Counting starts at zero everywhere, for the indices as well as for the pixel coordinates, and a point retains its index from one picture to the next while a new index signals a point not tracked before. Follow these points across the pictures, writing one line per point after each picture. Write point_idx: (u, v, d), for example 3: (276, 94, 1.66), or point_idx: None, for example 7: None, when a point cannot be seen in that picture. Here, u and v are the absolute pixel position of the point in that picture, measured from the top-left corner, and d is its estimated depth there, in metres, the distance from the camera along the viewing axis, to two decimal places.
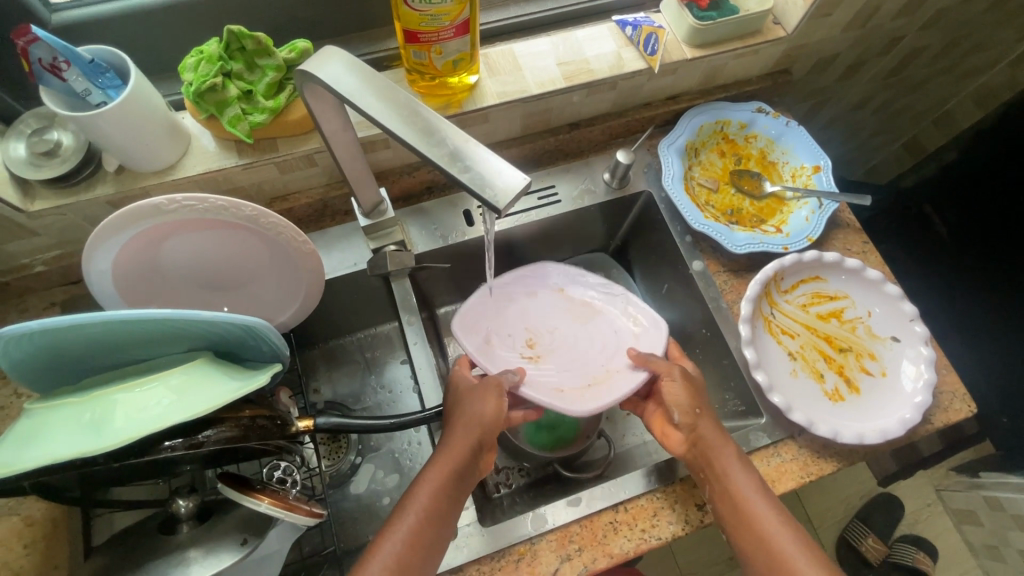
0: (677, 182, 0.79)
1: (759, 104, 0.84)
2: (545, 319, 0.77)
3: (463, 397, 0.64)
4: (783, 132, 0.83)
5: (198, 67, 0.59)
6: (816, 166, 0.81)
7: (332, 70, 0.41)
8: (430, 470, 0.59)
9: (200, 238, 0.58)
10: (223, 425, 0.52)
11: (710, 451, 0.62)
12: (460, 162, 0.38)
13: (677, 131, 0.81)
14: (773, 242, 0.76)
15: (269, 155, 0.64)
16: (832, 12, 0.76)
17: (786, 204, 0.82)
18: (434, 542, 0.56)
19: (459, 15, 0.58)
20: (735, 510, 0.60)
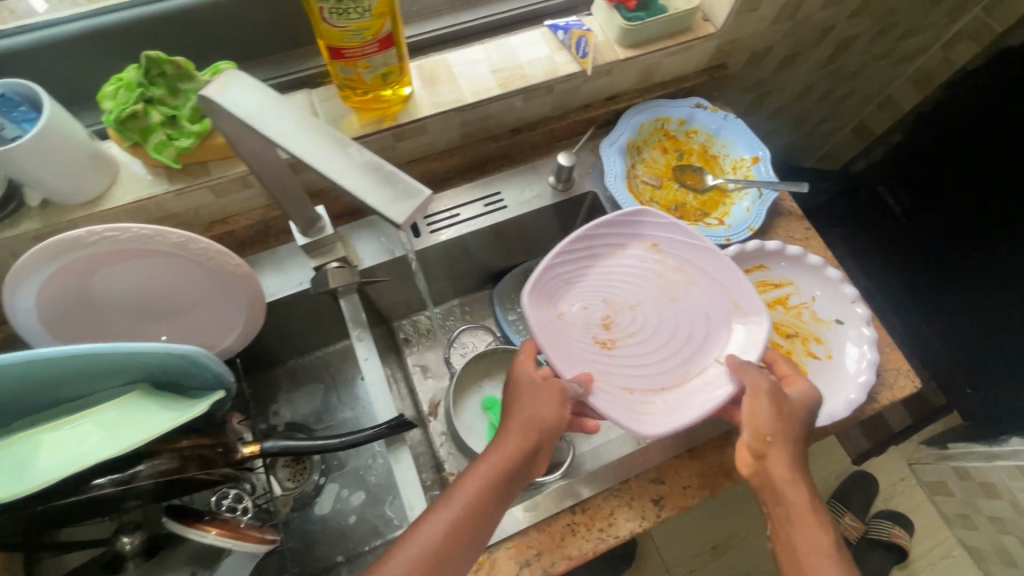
0: (620, 181, 0.80)
1: (697, 99, 0.86)
2: (624, 290, 0.71)
3: (528, 399, 0.61)
4: (722, 125, 0.85)
5: (117, 95, 0.57)
6: (754, 157, 0.83)
7: (230, 89, 0.38)
8: (475, 466, 0.57)
9: (130, 267, 0.57)
10: (160, 458, 0.52)
11: (778, 494, 0.59)
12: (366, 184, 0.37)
13: (617, 131, 0.83)
14: (716, 235, 0.78)
15: (201, 179, 0.64)
16: (758, 6, 0.78)
17: (728, 195, 0.83)
18: (472, 538, 0.55)
19: (381, 29, 0.58)
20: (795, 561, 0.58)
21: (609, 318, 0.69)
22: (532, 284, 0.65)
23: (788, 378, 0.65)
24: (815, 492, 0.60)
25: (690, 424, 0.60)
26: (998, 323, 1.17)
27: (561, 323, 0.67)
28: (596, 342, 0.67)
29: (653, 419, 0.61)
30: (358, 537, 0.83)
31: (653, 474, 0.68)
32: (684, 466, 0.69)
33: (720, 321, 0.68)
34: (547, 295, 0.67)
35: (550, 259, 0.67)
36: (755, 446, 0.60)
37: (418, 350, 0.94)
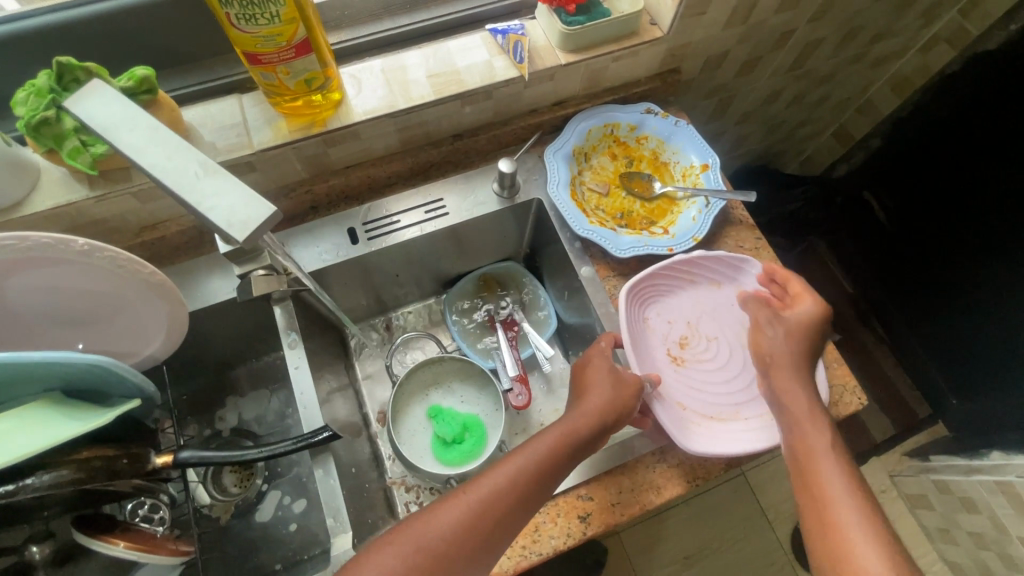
0: (563, 188, 0.78)
1: (647, 105, 0.84)
2: (710, 322, 0.75)
3: (613, 381, 0.64)
4: (673, 132, 0.83)
5: (28, 101, 0.57)
6: (703, 164, 0.81)
7: (90, 103, 0.40)
8: (553, 427, 0.61)
9: (40, 276, 0.56)
10: (63, 468, 0.51)
11: (782, 404, 0.65)
12: (207, 203, 0.37)
13: (562, 137, 0.81)
14: (658, 244, 0.76)
15: (122, 185, 0.63)
16: (704, 10, 0.75)
17: (676, 204, 0.81)
18: (537, 492, 0.57)
19: (294, 35, 0.57)
20: (800, 461, 0.61)
21: (685, 340, 0.74)
22: (632, 283, 0.72)
23: (797, 295, 0.69)
24: (819, 402, 0.64)
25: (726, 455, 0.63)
26: (971, 334, 1.14)
27: (643, 327, 0.73)
28: (667, 354, 0.73)
29: (696, 438, 0.66)
30: (297, 545, 0.83)
31: (582, 490, 0.66)
32: (614, 483, 0.67)
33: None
34: (641, 298, 0.74)
35: (654, 269, 0.73)
36: (766, 361, 0.68)
37: (367, 358, 0.92)
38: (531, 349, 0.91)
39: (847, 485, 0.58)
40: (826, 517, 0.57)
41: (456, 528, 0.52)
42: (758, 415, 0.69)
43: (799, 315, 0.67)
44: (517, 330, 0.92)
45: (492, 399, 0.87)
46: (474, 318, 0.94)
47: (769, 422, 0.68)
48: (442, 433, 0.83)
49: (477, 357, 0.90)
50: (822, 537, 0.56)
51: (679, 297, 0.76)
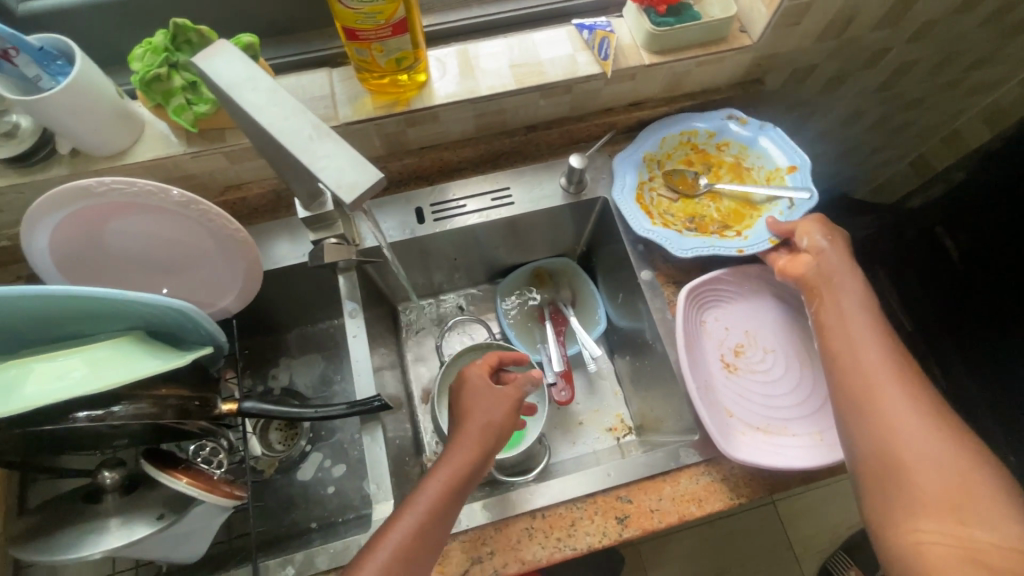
0: (628, 193, 0.78)
1: (729, 110, 0.82)
2: (770, 333, 0.73)
3: (488, 405, 0.65)
4: (756, 136, 0.80)
5: (144, 58, 0.61)
6: (791, 166, 0.77)
7: (219, 61, 0.41)
8: (438, 467, 0.60)
9: (137, 221, 0.61)
10: (140, 402, 0.55)
11: (823, 283, 0.66)
12: (320, 162, 0.38)
13: (634, 143, 0.80)
14: (725, 247, 0.73)
15: (217, 145, 0.67)
16: (799, 21, 0.74)
17: (755, 208, 0.78)
18: (436, 538, 0.56)
19: (393, 14, 0.58)
20: (832, 319, 0.64)
21: (741, 348, 0.72)
22: (693, 286, 0.71)
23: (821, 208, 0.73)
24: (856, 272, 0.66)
25: (770, 468, 0.62)
26: None
27: (699, 329, 0.72)
28: (721, 361, 0.71)
29: (740, 447, 0.64)
30: (333, 506, 0.86)
31: (621, 492, 0.66)
32: (654, 488, 0.66)
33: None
34: (699, 300, 0.73)
35: (719, 273, 0.72)
36: (813, 249, 0.68)
37: (417, 337, 0.94)
38: (578, 346, 0.91)
39: (887, 349, 0.60)
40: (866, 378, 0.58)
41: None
42: (808, 434, 0.67)
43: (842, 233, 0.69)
44: (565, 324, 0.93)
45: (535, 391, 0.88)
46: (524, 309, 0.95)
47: (821, 442, 0.65)
48: None
49: (523, 348, 0.91)
50: (859, 397, 0.58)
51: (739, 304, 0.74)
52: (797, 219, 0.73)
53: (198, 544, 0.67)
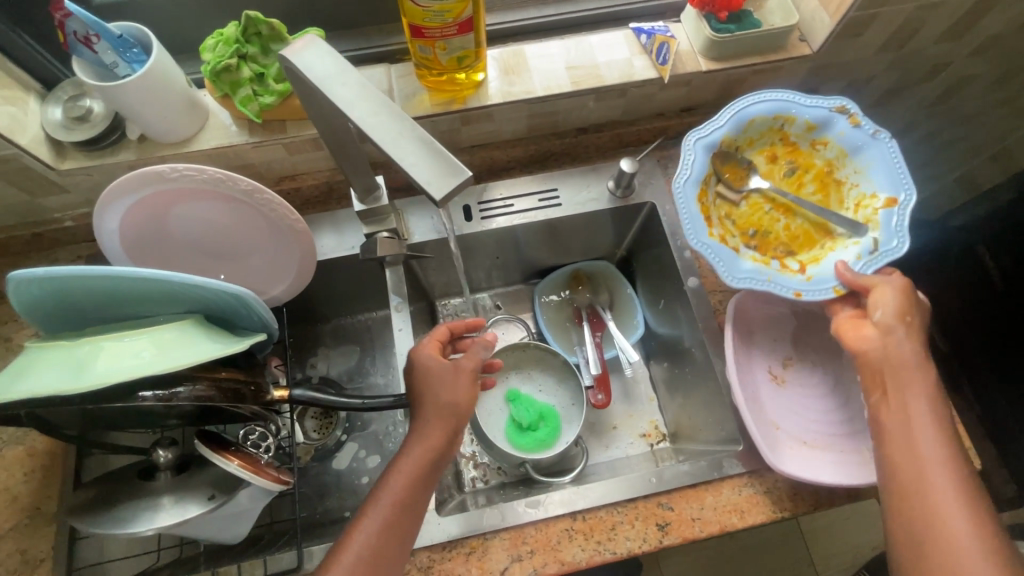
0: (693, 185, 0.70)
1: (841, 102, 0.70)
2: (820, 348, 0.73)
3: (438, 387, 0.62)
4: (862, 143, 0.70)
5: (216, 48, 0.63)
6: (889, 199, 0.67)
7: (309, 55, 0.43)
8: (401, 458, 0.59)
9: (201, 207, 0.62)
10: (200, 383, 0.56)
11: (888, 377, 0.59)
12: (406, 156, 0.40)
13: (716, 122, 0.71)
14: (783, 285, 0.65)
15: (277, 136, 0.68)
16: (862, 32, 0.73)
17: (830, 240, 0.70)
18: (406, 533, 0.57)
19: (461, 13, 0.59)
20: (896, 417, 0.57)
21: (789, 361, 0.72)
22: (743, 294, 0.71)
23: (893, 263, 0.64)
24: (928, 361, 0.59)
25: (819, 483, 0.61)
26: None
27: (749, 339, 0.72)
28: (769, 373, 0.71)
29: (786, 459, 0.64)
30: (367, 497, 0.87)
31: (663, 499, 0.66)
32: (696, 497, 0.66)
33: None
34: (748, 310, 0.73)
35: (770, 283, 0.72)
36: (886, 326, 0.60)
37: None
38: (615, 351, 0.91)
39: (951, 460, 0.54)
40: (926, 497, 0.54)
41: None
42: (858, 450, 0.65)
43: (915, 298, 0.62)
44: (602, 328, 0.92)
45: (571, 393, 0.88)
46: (563, 310, 0.95)
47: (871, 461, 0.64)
48: (518, 417, 0.85)
49: (560, 349, 0.91)
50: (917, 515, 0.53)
51: (783, 316, 0.74)
52: (873, 272, 0.64)
53: (242, 525, 0.68)
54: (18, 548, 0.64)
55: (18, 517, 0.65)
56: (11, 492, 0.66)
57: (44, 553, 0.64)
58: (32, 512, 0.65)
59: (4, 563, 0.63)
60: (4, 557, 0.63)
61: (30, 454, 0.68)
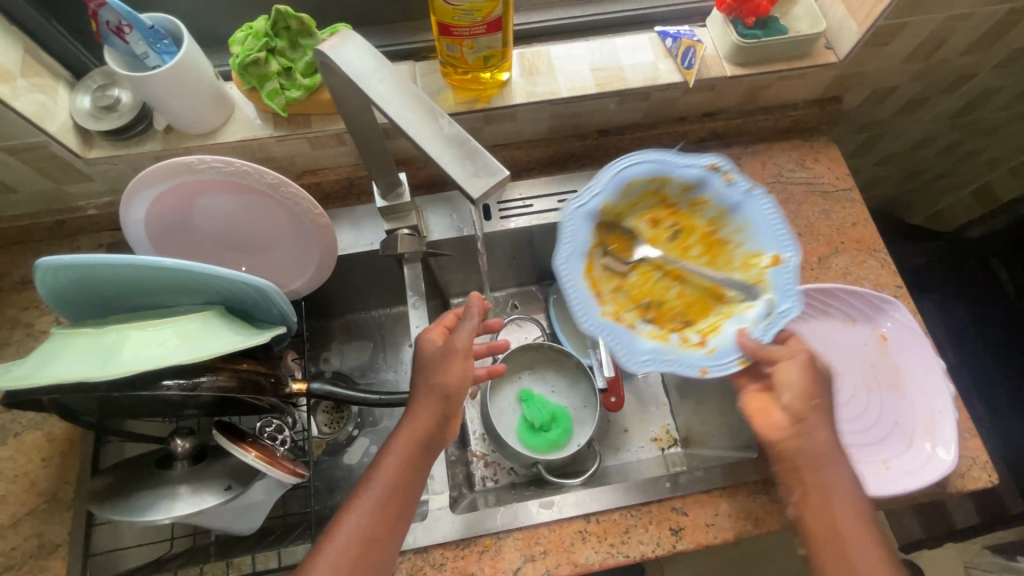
0: (577, 259, 0.65)
1: (714, 160, 0.67)
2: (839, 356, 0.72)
3: (430, 370, 0.62)
4: (735, 202, 0.66)
5: (246, 41, 0.64)
6: (775, 257, 0.63)
7: (346, 51, 0.45)
8: (395, 440, 0.60)
9: (225, 199, 0.62)
10: (222, 374, 0.56)
11: (810, 476, 0.57)
12: (443, 152, 0.41)
13: (592, 189, 0.67)
14: (686, 363, 0.61)
15: (302, 130, 0.68)
16: (889, 41, 0.73)
17: (725, 304, 0.65)
18: (401, 514, 0.57)
19: (491, 12, 0.59)
20: (823, 512, 0.55)
21: None
22: None
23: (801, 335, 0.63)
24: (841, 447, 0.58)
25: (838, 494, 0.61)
26: None
27: None
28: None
29: None
30: None
31: (677, 503, 0.66)
32: (711, 503, 0.66)
33: (905, 430, 0.67)
34: None
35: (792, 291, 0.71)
36: (794, 411, 0.58)
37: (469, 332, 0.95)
38: None
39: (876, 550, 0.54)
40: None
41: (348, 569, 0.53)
42: (874, 462, 0.65)
43: (820, 364, 0.62)
44: None
45: (584, 395, 0.87)
46: None
47: (888, 472, 0.64)
48: (529, 415, 0.85)
49: (574, 351, 0.91)
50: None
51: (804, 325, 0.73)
52: (775, 333, 0.61)
53: (256, 517, 0.68)
54: (34, 532, 0.64)
55: (36, 501, 0.65)
56: (29, 477, 0.66)
57: (59, 538, 0.64)
58: (49, 498, 0.66)
59: (20, 547, 0.63)
60: (21, 541, 0.64)
61: (48, 439, 0.68)
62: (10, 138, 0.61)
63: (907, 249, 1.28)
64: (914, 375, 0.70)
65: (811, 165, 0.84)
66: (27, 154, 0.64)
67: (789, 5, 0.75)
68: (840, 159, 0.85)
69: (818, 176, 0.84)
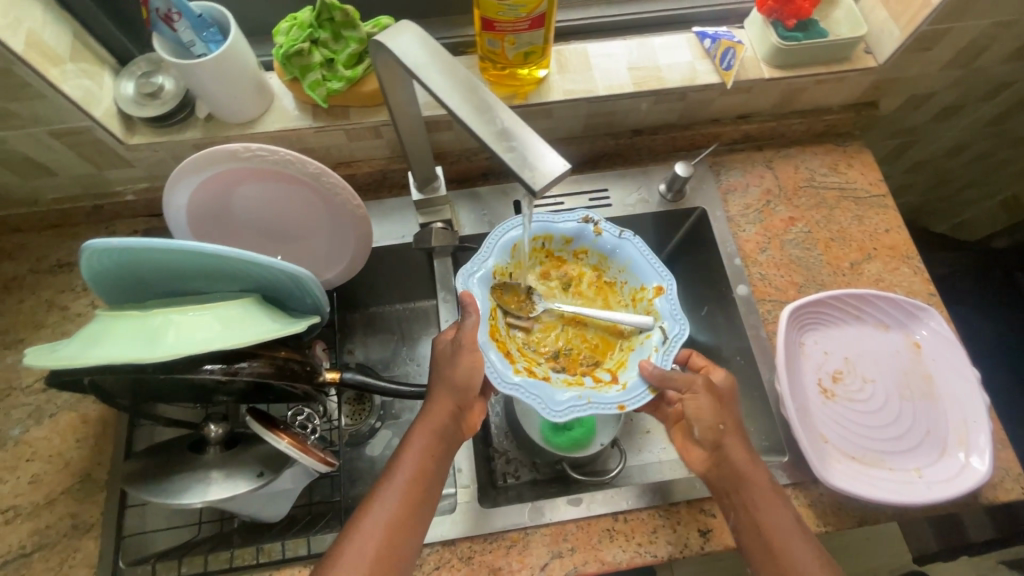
0: (483, 325, 0.64)
1: (585, 213, 0.72)
2: (871, 363, 0.72)
3: (441, 365, 0.62)
4: (615, 246, 0.71)
5: (290, 31, 0.65)
6: (657, 288, 0.68)
7: (405, 41, 0.46)
8: (417, 431, 0.60)
9: (264, 187, 0.63)
10: (261, 361, 0.57)
11: (745, 494, 0.59)
12: (503, 145, 0.41)
13: (480, 255, 0.67)
14: (604, 403, 0.61)
15: (341, 122, 0.69)
16: (931, 46, 0.72)
17: (625, 339, 0.70)
18: (424, 500, 0.57)
19: (536, 8, 0.59)
20: (760, 533, 0.58)
21: (839, 374, 0.71)
22: (797, 304, 0.70)
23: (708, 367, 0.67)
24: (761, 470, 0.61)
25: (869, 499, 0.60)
26: None
27: (799, 350, 0.71)
28: (817, 385, 0.70)
29: (835, 473, 0.63)
30: None
31: (705, 505, 0.66)
32: None
33: (937, 439, 0.66)
34: (800, 320, 0.72)
35: (825, 295, 0.71)
36: (708, 439, 0.62)
37: None
38: None
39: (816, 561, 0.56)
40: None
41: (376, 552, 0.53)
42: (906, 469, 0.65)
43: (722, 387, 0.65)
44: None
45: None
46: None
47: (919, 480, 0.64)
48: None
49: None
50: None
51: (834, 330, 0.73)
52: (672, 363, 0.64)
53: (285, 504, 0.69)
54: (68, 511, 0.65)
55: (70, 481, 0.67)
56: (64, 457, 0.68)
57: (92, 518, 0.65)
58: (83, 478, 0.67)
59: (55, 526, 0.65)
60: (55, 519, 0.65)
61: (83, 420, 0.70)
62: (56, 122, 0.62)
63: (933, 258, 1.26)
64: (947, 384, 0.69)
65: (844, 170, 0.84)
66: (71, 138, 0.65)
67: (829, 7, 0.75)
68: (874, 165, 0.84)
69: (851, 181, 0.83)
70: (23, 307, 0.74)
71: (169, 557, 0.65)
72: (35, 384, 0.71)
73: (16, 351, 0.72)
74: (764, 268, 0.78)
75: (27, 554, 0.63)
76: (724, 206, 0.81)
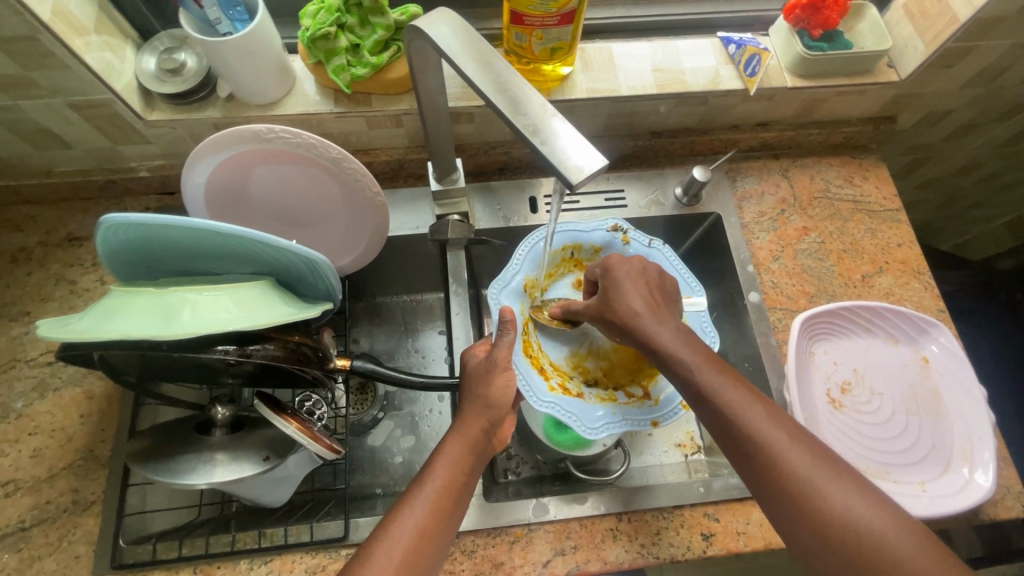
0: (518, 340, 0.68)
1: (614, 220, 0.74)
2: (879, 375, 0.72)
3: (472, 382, 0.61)
4: (645, 255, 0.73)
5: (317, 16, 0.64)
6: (687, 297, 0.71)
7: (440, 28, 0.46)
8: (447, 441, 0.57)
9: (282, 169, 0.62)
10: (272, 344, 0.56)
11: (698, 380, 0.54)
12: (541, 138, 0.41)
13: (512, 268, 0.70)
14: (638, 418, 0.65)
15: (362, 108, 0.68)
16: (954, 64, 0.72)
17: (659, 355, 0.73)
18: (454, 512, 0.53)
19: (567, 4, 0.58)
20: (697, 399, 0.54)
21: (848, 386, 0.71)
22: (810, 315, 0.71)
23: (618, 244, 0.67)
24: (679, 332, 0.57)
25: None
26: None
27: (810, 359, 0.72)
28: (826, 396, 0.71)
29: None
30: (398, 477, 0.82)
31: (709, 509, 0.66)
32: (743, 511, 0.66)
33: (941, 454, 0.67)
34: (812, 330, 0.72)
35: (836, 306, 0.72)
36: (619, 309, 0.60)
37: None
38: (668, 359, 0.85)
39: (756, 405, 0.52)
40: (823, 512, 0.46)
41: (403, 556, 0.48)
42: (910, 482, 0.65)
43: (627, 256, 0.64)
44: None
45: None
46: None
47: (924, 493, 0.64)
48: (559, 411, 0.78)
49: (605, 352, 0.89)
50: (828, 549, 0.45)
51: (845, 342, 0.73)
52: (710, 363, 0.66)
53: (285, 489, 0.68)
54: (70, 487, 0.65)
55: (72, 457, 0.66)
56: (67, 432, 0.67)
57: (93, 496, 0.65)
58: (85, 454, 0.66)
59: (55, 501, 0.64)
60: (56, 495, 0.64)
61: (88, 396, 0.69)
62: (77, 93, 0.61)
63: (935, 275, 1.27)
64: (954, 400, 0.70)
65: (859, 182, 0.84)
66: (90, 111, 0.64)
67: (855, 19, 0.75)
68: (889, 179, 0.84)
69: (866, 194, 0.83)
70: (30, 279, 0.73)
71: (169, 538, 0.64)
72: (41, 357, 0.70)
73: (22, 324, 0.71)
74: (777, 276, 0.78)
75: (25, 529, 0.62)
76: (739, 213, 0.81)
